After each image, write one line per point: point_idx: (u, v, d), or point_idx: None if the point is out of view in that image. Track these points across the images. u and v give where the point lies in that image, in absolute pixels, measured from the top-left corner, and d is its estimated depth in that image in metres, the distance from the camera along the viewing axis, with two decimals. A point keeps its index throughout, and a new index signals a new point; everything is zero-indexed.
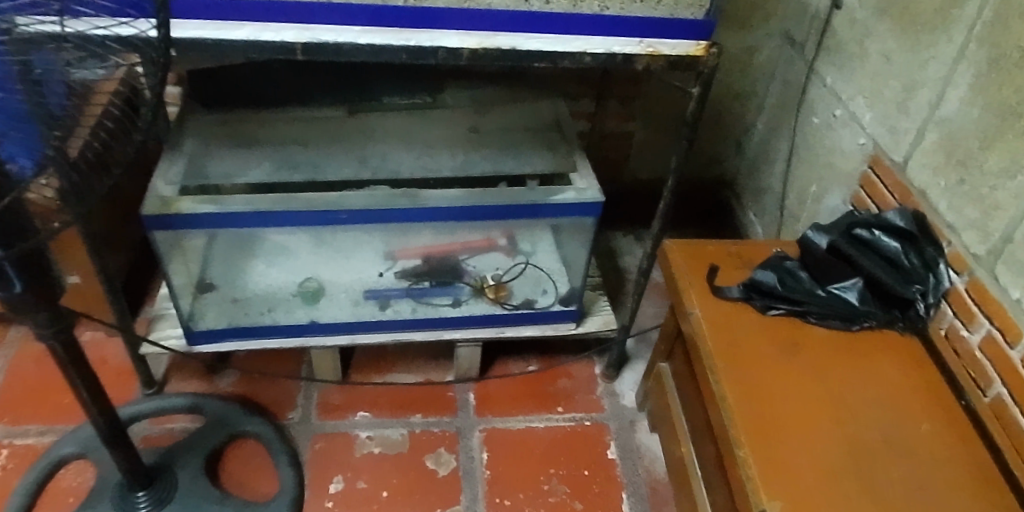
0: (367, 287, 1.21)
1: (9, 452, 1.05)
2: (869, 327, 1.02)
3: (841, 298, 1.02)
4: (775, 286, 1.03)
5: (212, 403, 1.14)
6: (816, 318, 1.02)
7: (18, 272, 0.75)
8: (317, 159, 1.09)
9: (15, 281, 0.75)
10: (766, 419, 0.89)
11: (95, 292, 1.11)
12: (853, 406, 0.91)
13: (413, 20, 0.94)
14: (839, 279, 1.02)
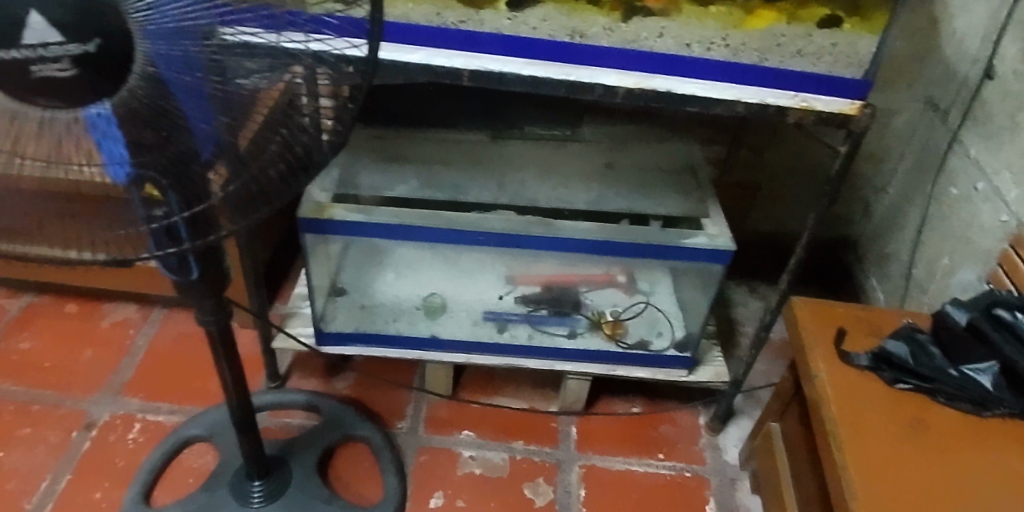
0: (487, 308, 1.23)
1: (142, 426, 1.10)
2: (1000, 415, 0.95)
3: (974, 381, 0.95)
4: (907, 359, 0.99)
5: (328, 403, 1.17)
6: (945, 398, 0.97)
7: (197, 260, 0.79)
8: (460, 181, 1.12)
9: (193, 269, 0.79)
10: (884, 498, 0.85)
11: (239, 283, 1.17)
12: (980, 497, 0.86)
13: (559, 55, 0.96)
14: (973, 360, 0.96)
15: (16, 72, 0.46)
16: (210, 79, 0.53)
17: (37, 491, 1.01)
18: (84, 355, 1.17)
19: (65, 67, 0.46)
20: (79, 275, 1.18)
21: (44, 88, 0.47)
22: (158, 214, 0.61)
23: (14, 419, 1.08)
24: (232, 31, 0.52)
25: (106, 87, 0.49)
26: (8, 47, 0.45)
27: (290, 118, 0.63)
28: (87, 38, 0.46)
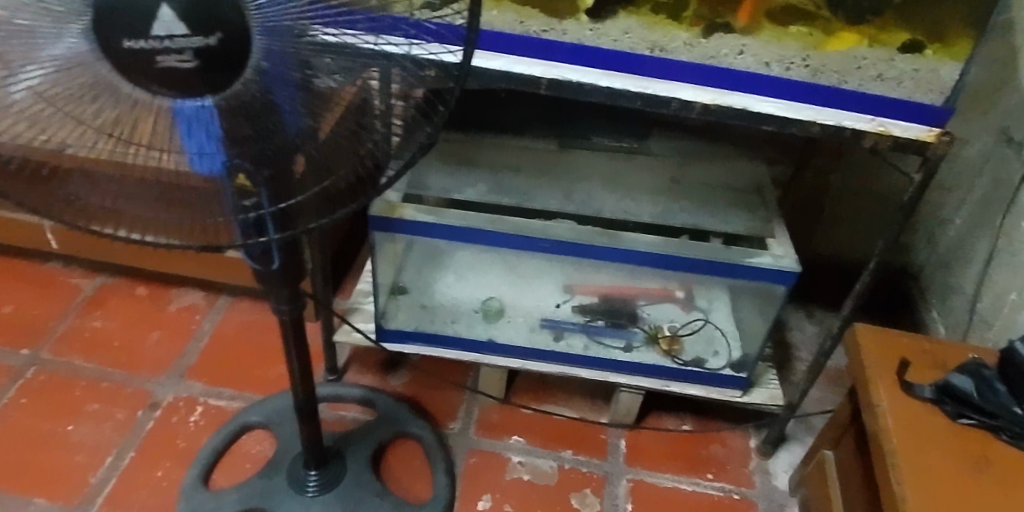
0: (545, 315, 1.24)
1: (204, 409, 1.12)
2: None
3: None
4: (971, 394, 0.96)
5: (384, 399, 1.19)
6: (1010, 436, 0.94)
7: (280, 250, 0.81)
8: (528, 188, 1.13)
9: (275, 258, 0.82)
10: None
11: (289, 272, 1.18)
12: None
13: (636, 68, 0.96)
14: None
15: (144, 61, 0.49)
16: (306, 75, 0.54)
17: (102, 466, 1.04)
18: (152, 337, 1.20)
19: (186, 58, 0.49)
20: (152, 259, 1.21)
21: (168, 77, 0.51)
22: (248, 203, 0.65)
23: (83, 394, 1.11)
24: (323, 31, 0.52)
25: (222, 80, 0.51)
26: (138, 37, 0.48)
27: (363, 122, 0.62)
28: (208, 31, 0.48)
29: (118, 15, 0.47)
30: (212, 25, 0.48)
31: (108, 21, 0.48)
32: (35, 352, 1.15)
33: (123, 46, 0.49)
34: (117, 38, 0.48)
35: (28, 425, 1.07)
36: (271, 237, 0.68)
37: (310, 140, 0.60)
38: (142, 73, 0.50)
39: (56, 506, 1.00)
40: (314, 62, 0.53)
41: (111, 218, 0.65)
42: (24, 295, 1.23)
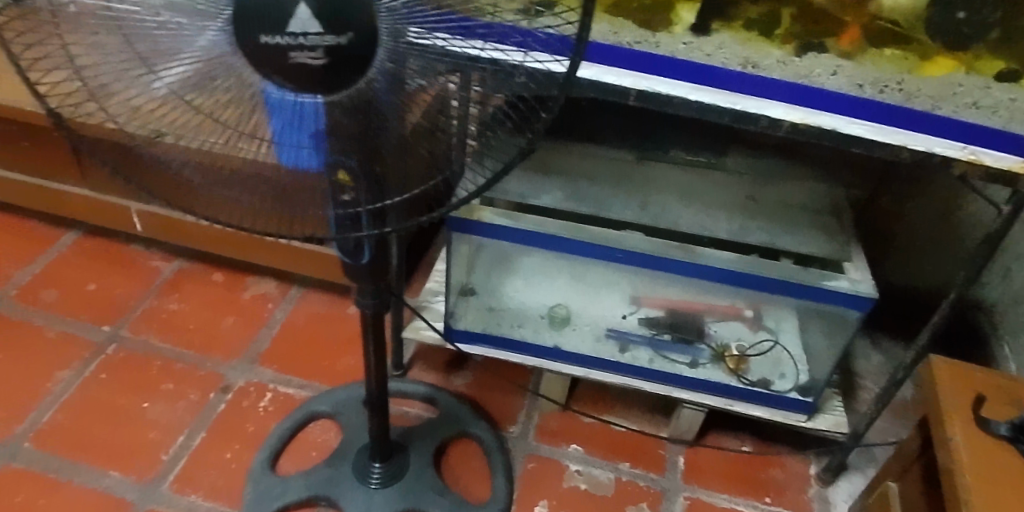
0: (611, 325, 1.24)
1: (274, 396, 1.15)
2: None
3: None
4: None
5: (446, 398, 1.20)
6: None
7: (370, 245, 0.83)
8: (604, 196, 1.14)
9: (365, 253, 0.83)
10: None
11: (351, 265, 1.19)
12: None
13: (723, 82, 0.90)
14: None
15: (277, 57, 0.51)
16: (409, 73, 0.55)
17: (175, 444, 1.07)
18: (225, 322, 1.23)
19: (318, 56, 0.50)
20: (233, 247, 1.24)
21: (298, 73, 0.52)
22: (345, 197, 0.67)
23: (160, 372, 1.15)
24: (416, 32, 0.52)
25: (347, 79, 0.53)
26: (276, 33, 0.49)
27: (439, 124, 0.61)
28: (341, 31, 0.49)
29: (259, 12, 0.49)
30: (346, 24, 0.49)
31: (248, 16, 0.49)
32: (116, 328, 1.19)
33: (259, 42, 0.50)
34: (254, 33, 0.50)
35: (107, 399, 1.10)
36: (365, 233, 0.70)
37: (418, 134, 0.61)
38: (271, 67, 0.52)
39: (131, 479, 1.03)
40: (408, 61, 0.54)
41: (221, 203, 0.67)
42: (108, 273, 1.27)
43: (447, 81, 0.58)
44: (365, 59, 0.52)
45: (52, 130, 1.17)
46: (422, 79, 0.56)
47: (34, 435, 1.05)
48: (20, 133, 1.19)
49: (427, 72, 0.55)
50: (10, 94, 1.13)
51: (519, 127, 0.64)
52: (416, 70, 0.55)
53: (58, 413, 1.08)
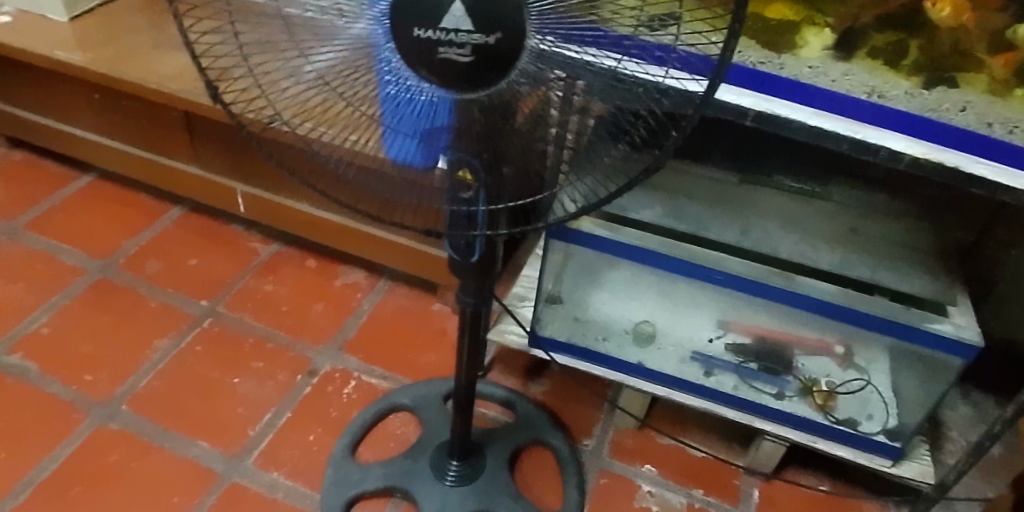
0: (697, 349, 1.23)
1: (357, 384, 1.16)
2: None
3: None
4: None
5: (524, 404, 1.20)
6: None
7: (481, 243, 0.82)
8: (703, 215, 1.13)
9: (474, 252, 0.82)
10: None
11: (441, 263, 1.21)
12: None
13: (845, 109, 0.82)
14: None
15: (425, 51, 0.50)
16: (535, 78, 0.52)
17: (261, 421, 1.10)
18: (315, 307, 1.26)
19: (465, 53, 0.50)
20: (327, 236, 1.26)
21: (442, 68, 0.51)
22: (465, 195, 0.66)
23: (251, 350, 1.18)
24: (546, 40, 0.50)
25: (486, 78, 0.51)
26: (428, 28, 0.49)
27: (540, 128, 0.59)
28: (490, 30, 0.48)
29: (415, 4, 0.48)
30: (495, 24, 0.48)
31: (403, 8, 0.49)
32: (213, 304, 1.23)
33: (411, 35, 0.50)
34: (407, 26, 0.49)
35: (201, 371, 1.14)
36: (477, 233, 0.70)
37: (537, 137, 0.60)
38: (417, 61, 0.51)
39: (219, 450, 1.06)
40: (534, 70, 0.52)
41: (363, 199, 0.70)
42: (208, 250, 1.32)
43: (552, 87, 0.54)
44: (501, 61, 0.50)
45: (173, 109, 1.22)
46: (532, 85, 0.53)
47: (131, 399, 1.09)
48: (142, 110, 1.25)
49: (544, 77, 0.53)
50: (135, 70, 1.17)
51: (647, 144, 0.60)
52: (525, 73, 0.52)
53: (154, 379, 1.12)
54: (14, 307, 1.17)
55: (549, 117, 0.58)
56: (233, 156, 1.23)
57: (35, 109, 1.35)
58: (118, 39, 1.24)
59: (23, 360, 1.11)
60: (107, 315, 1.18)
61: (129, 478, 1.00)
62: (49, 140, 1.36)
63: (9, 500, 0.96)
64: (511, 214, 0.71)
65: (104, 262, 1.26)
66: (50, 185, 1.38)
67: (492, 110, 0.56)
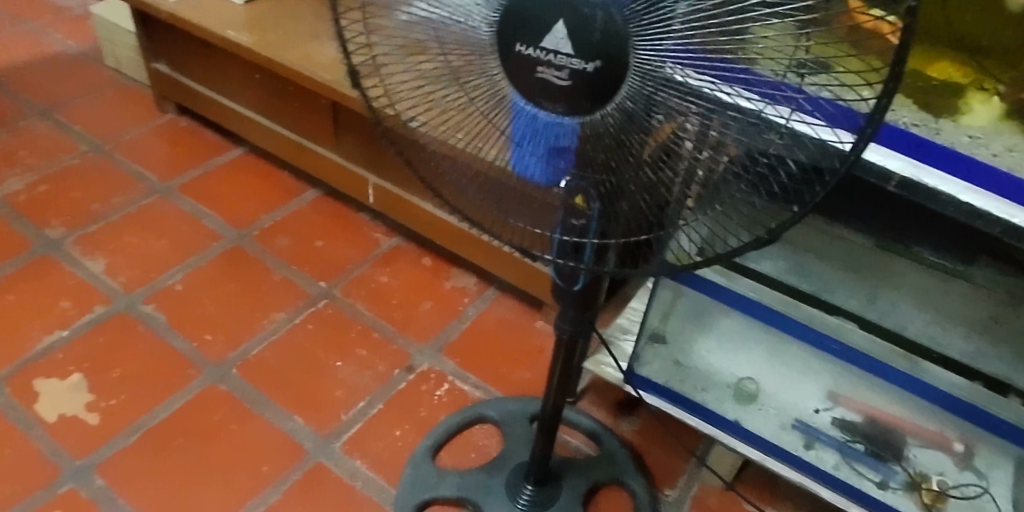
0: (800, 417, 1.15)
1: (449, 388, 1.18)
2: None
3: None
4: None
5: (609, 440, 1.18)
6: None
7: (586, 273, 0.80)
8: (830, 279, 1.07)
9: (578, 280, 0.81)
10: None
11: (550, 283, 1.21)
12: None
13: (1010, 191, 0.67)
14: None
15: (526, 68, 0.48)
16: (663, 109, 0.47)
17: (354, 408, 1.13)
18: (423, 305, 1.29)
19: (563, 77, 0.47)
20: (441, 236, 1.29)
21: (543, 88, 0.49)
22: (575, 222, 0.63)
23: (357, 337, 1.22)
24: (684, 72, 0.44)
25: (582, 105, 0.48)
26: (530, 45, 0.47)
27: (663, 169, 0.52)
28: (590, 57, 0.45)
29: (520, 18, 0.46)
30: (596, 52, 0.44)
31: (506, 22, 0.47)
32: (330, 286, 1.29)
33: (514, 50, 0.48)
34: (508, 40, 0.48)
35: (308, 349, 1.19)
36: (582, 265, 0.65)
37: (651, 180, 0.54)
38: (514, 77, 0.50)
39: (312, 428, 1.10)
40: (663, 100, 0.46)
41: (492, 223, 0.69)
42: (334, 233, 1.38)
43: (683, 125, 0.47)
44: (608, 87, 0.46)
45: (322, 97, 1.28)
46: (661, 119, 0.47)
47: (242, 365, 1.16)
48: (295, 95, 1.32)
49: (676, 112, 0.46)
50: (292, 56, 1.24)
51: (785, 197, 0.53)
52: (653, 104, 0.46)
53: (265, 349, 1.18)
54: (155, 261, 1.27)
55: (669, 159, 0.51)
56: (369, 148, 1.29)
57: (202, 81, 1.46)
58: (284, 26, 1.32)
59: (155, 311, 1.20)
60: (233, 281, 1.26)
61: (227, 439, 1.06)
62: (209, 111, 1.47)
63: (121, 440, 1.04)
64: (622, 250, 0.65)
65: (239, 231, 1.35)
66: (206, 152, 1.49)
67: (614, 144, 0.51)
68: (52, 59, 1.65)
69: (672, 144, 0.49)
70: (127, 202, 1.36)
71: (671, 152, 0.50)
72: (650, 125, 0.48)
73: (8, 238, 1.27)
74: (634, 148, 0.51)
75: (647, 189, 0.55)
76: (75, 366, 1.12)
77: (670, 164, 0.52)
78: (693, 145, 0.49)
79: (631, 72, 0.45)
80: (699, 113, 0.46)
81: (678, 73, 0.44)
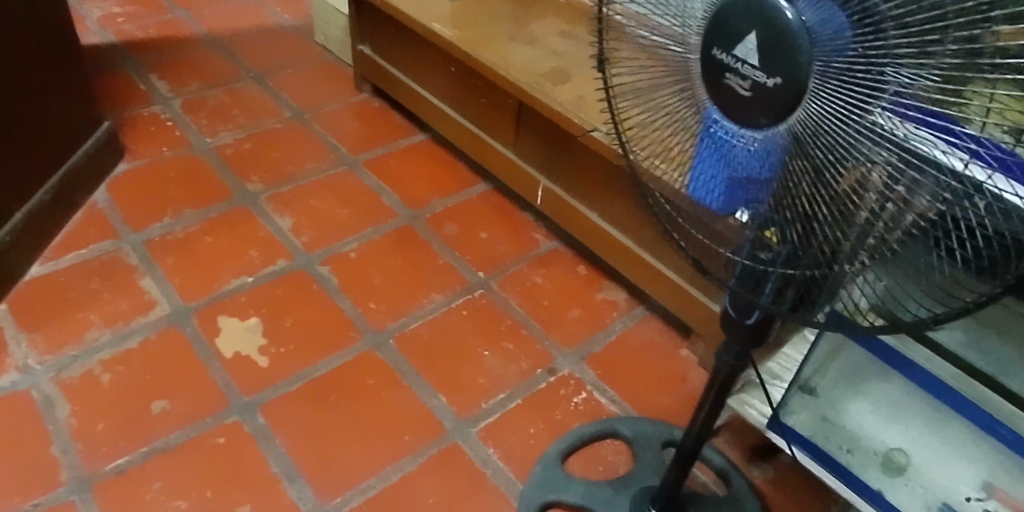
0: (948, 501, 1.04)
1: (587, 397, 1.19)
2: None
3: None
4: None
5: (739, 482, 1.14)
6: None
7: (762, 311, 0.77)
8: (1013, 362, 0.94)
9: (752, 315, 0.78)
10: None
11: (705, 313, 1.19)
12: None
13: None
14: None
15: (716, 73, 0.51)
16: (853, 152, 0.45)
17: (495, 398, 1.17)
18: (572, 312, 1.31)
19: (746, 87, 0.48)
20: (602, 247, 1.30)
21: (728, 97, 0.51)
22: (762, 255, 0.60)
23: (506, 331, 1.26)
24: (884, 114, 0.43)
25: (758, 120, 0.49)
26: (724, 50, 0.49)
27: (842, 219, 0.50)
28: (772, 73, 0.46)
29: (722, 25, 0.49)
30: (778, 68, 0.45)
31: (710, 30, 0.50)
32: (487, 277, 1.34)
33: (710, 54, 0.51)
34: (707, 44, 0.51)
35: (459, 335, 1.24)
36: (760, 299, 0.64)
37: (825, 229, 0.51)
38: (708, 83, 0.52)
39: (453, 409, 1.15)
40: (854, 142, 0.45)
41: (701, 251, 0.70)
42: (497, 228, 1.43)
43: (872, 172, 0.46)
44: (792, 109, 0.46)
45: (510, 96, 1.34)
46: (844, 163, 0.46)
47: (398, 336, 1.22)
48: (484, 91, 1.39)
49: (864, 158, 0.45)
50: (487, 55, 1.30)
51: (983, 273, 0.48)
52: (840, 146, 0.45)
53: (420, 326, 1.24)
54: (334, 226, 1.37)
55: (847, 211, 0.49)
56: (548, 151, 1.33)
57: (400, 67, 1.56)
58: (486, 25, 1.38)
59: (329, 273, 1.29)
60: (400, 258, 1.34)
61: (376, 404, 1.13)
62: (401, 96, 1.57)
63: (285, 385, 1.13)
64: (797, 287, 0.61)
65: (412, 211, 1.42)
66: (392, 134, 1.59)
67: (791, 181, 0.50)
68: (270, 29, 1.81)
69: (850, 192, 0.48)
70: (316, 169, 1.47)
71: (857, 203, 0.48)
72: (836, 167, 0.47)
73: (212, 185, 1.41)
74: (809, 188, 0.50)
75: (823, 240, 0.52)
76: (255, 310, 1.22)
77: (851, 217, 0.49)
78: (874, 196, 0.47)
79: (824, 108, 0.44)
80: (889, 163, 0.45)
81: (876, 119, 0.43)
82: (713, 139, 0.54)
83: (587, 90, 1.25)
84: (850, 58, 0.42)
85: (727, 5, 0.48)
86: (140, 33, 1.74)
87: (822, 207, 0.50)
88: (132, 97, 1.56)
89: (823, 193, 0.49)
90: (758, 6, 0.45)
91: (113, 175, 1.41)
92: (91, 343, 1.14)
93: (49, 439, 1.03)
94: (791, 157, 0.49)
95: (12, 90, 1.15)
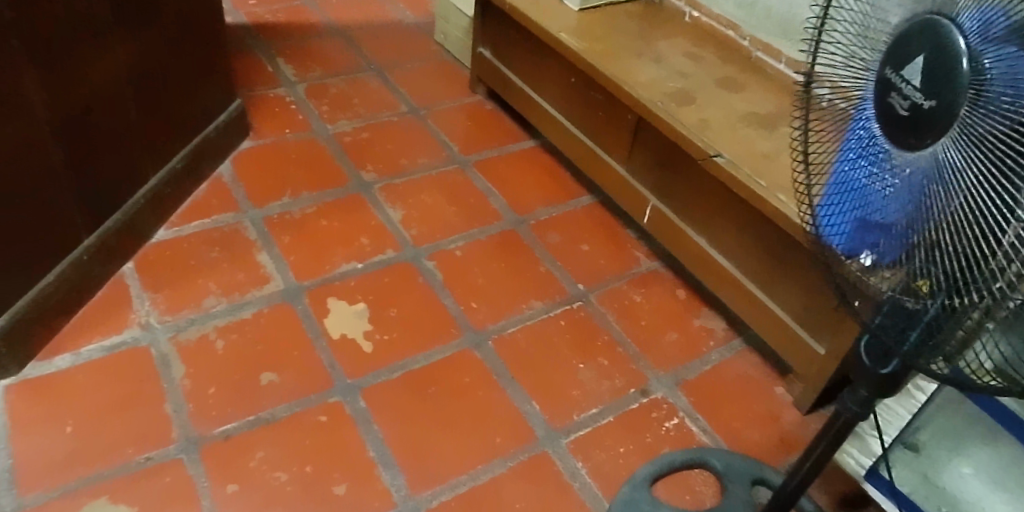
0: None
1: (678, 423, 1.18)
2: None
3: None
4: None
5: None
6: None
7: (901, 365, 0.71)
8: None
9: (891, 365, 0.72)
10: None
11: (808, 352, 1.15)
12: None
13: None
14: None
15: (884, 92, 0.51)
16: (997, 191, 0.43)
17: (586, 411, 1.16)
18: (669, 335, 1.30)
19: (906, 107, 0.49)
20: (706, 274, 1.29)
21: (890, 117, 0.51)
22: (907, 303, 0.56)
23: (602, 347, 1.26)
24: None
25: (909, 141, 0.49)
26: (896, 70, 0.50)
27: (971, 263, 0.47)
28: (929, 95, 0.46)
29: (902, 46, 0.50)
30: (936, 91, 0.46)
31: (891, 51, 0.51)
32: (586, 290, 1.34)
33: (883, 74, 0.52)
34: (884, 64, 0.52)
35: (555, 344, 1.24)
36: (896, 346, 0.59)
37: (956, 272, 0.49)
38: (874, 99, 0.53)
39: (546, 418, 1.15)
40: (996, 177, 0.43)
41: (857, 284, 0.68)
42: (599, 242, 1.43)
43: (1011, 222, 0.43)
44: (941, 136, 0.46)
45: (630, 113, 1.34)
46: (981, 201, 0.45)
47: (496, 338, 1.23)
48: (602, 105, 1.39)
49: (997, 202, 0.44)
50: (611, 69, 1.31)
51: None
52: (980, 181, 0.44)
53: (518, 331, 1.25)
54: (441, 223, 1.39)
55: (978, 257, 0.46)
56: (661, 172, 1.32)
57: (517, 72, 1.57)
58: (611, 39, 1.39)
59: (434, 268, 1.32)
60: (502, 261, 1.35)
61: (470, 402, 1.14)
62: (516, 100, 1.59)
63: (387, 373, 1.15)
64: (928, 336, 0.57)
65: (517, 216, 1.44)
66: (502, 138, 1.61)
67: (931, 212, 0.49)
68: (392, 24, 1.86)
69: (978, 236, 0.45)
70: (427, 165, 1.50)
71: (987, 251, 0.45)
72: (977, 203, 0.45)
73: (329, 170, 1.46)
74: (942, 220, 0.48)
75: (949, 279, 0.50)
76: (362, 296, 1.25)
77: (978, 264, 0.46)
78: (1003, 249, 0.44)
79: (971, 140, 0.44)
80: None
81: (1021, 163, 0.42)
82: (871, 155, 0.54)
83: (711, 114, 1.24)
84: (1010, 97, 0.41)
85: (910, 28, 0.49)
86: (271, 17, 1.81)
87: (957, 246, 0.48)
88: (260, 78, 1.63)
89: (962, 231, 0.47)
90: (935, 30, 0.46)
91: (237, 150, 1.47)
92: (207, 309, 1.19)
93: (164, 396, 1.07)
94: (934, 184, 0.48)
95: (161, 62, 1.22)
